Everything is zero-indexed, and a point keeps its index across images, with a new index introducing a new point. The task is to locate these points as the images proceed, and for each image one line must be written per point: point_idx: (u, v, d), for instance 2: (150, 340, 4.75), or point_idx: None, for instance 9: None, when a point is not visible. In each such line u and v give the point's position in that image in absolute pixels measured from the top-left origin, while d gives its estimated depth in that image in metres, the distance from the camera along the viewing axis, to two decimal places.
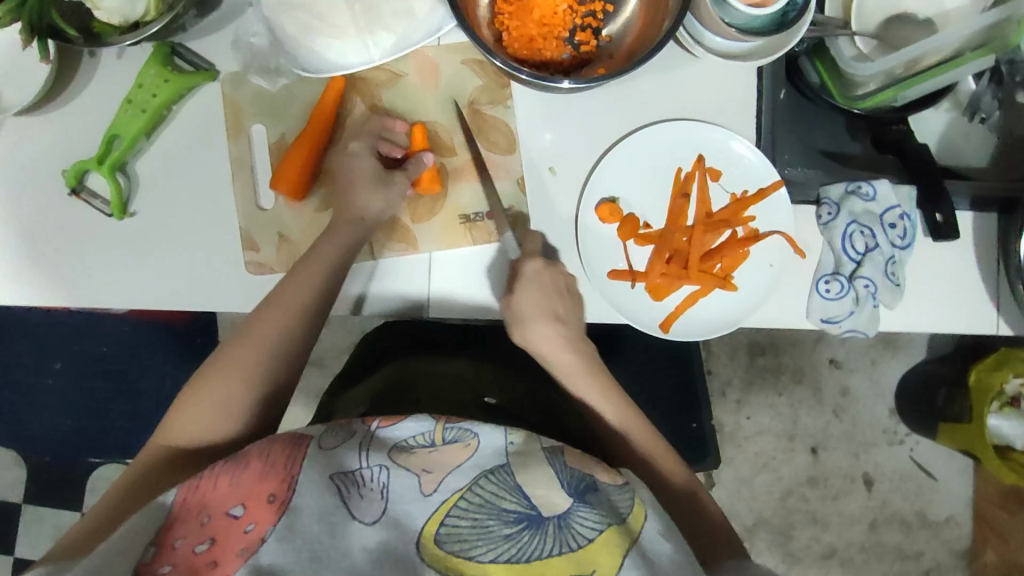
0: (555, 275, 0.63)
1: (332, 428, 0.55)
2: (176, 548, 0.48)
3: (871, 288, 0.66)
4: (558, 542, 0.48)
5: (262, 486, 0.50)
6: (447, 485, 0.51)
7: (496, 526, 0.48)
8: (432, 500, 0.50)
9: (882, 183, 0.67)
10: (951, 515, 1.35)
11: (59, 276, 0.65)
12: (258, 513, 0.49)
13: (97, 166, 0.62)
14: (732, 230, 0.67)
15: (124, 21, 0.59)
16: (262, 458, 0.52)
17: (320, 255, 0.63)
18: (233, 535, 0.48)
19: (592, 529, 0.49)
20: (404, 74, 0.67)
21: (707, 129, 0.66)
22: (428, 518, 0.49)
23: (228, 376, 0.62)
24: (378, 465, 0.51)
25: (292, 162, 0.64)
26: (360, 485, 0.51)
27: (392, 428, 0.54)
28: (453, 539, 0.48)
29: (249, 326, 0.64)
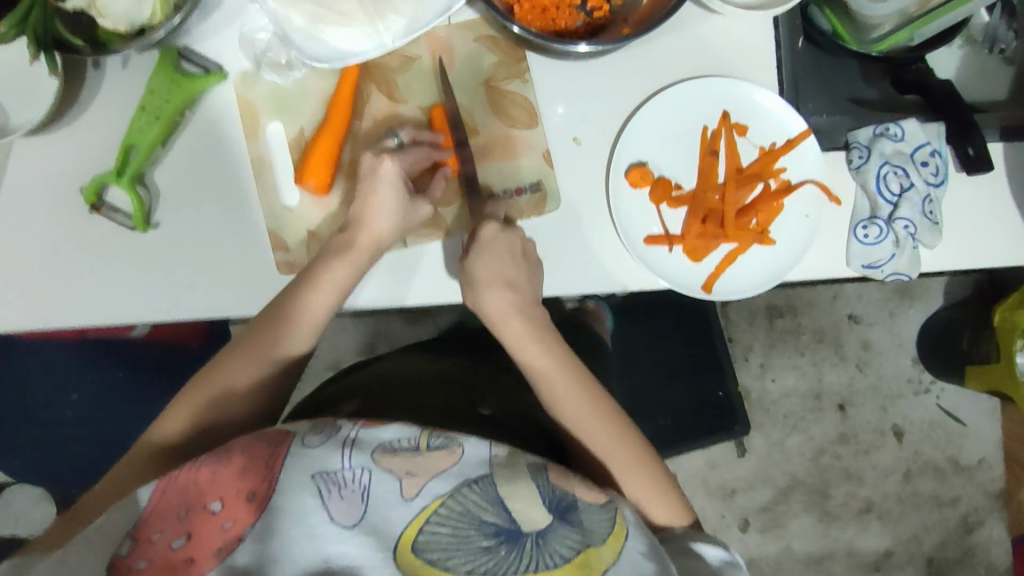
0: (510, 239, 0.62)
1: (316, 426, 0.55)
2: (153, 543, 0.49)
3: (911, 228, 0.65)
4: (533, 559, 0.49)
5: (240, 483, 0.50)
6: (429, 490, 0.51)
7: (474, 538, 0.49)
8: (412, 506, 0.50)
9: (910, 123, 0.67)
10: (982, 457, 1.35)
11: (86, 296, 0.64)
12: (236, 511, 0.50)
13: (116, 180, 0.61)
14: (764, 183, 0.66)
15: (131, 28, 0.58)
16: (243, 456, 0.52)
17: (323, 269, 0.61)
18: (210, 531, 0.49)
19: (568, 549, 0.50)
20: (417, 57, 0.66)
21: (729, 83, 0.65)
22: (406, 525, 0.49)
23: (233, 383, 0.60)
24: (360, 466, 0.52)
25: (317, 156, 0.62)
26: (341, 485, 0.51)
27: (379, 430, 0.55)
28: (431, 548, 0.49)
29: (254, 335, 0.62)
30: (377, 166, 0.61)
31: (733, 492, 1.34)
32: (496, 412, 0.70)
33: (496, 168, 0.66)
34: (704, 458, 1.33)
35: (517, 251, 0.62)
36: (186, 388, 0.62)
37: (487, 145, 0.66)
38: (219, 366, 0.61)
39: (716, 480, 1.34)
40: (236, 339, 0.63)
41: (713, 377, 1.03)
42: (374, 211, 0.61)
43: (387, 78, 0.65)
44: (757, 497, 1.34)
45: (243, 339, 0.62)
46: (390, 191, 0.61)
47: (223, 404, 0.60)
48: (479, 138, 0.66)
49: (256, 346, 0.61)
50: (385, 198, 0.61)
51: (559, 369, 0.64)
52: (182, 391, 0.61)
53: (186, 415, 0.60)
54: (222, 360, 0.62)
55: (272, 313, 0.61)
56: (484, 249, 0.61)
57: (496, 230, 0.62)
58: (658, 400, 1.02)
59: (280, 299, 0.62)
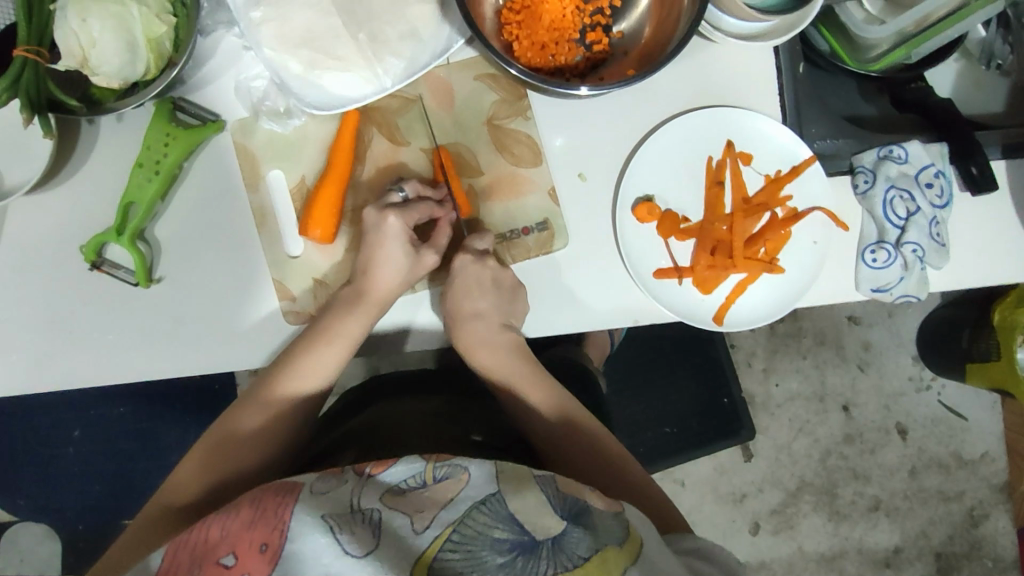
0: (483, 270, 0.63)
1: (324, 476, 0.56)
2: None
3: (919, 251, 0.65)
4: (552, 565, 0.49)
5: (252, 534, 0.51)
6: (440, 520, 0.52)
7: (489, 557, 0.49)
8: (424, 537, 0.50)
9: (913, 145, 0.67)
10: (986, 451, 1.36)
11: (91, 353, 0.63)
12: (249, 562, 0.49)
13: (116, 238, 0.60)
14: (771, 212, 0.66)
15: (123, 83, 0.56)
16: (254, 508, 0.53)
17: (334, 322, 0.62)
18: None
19: (585, 551, 0.50)
20: (417, 98, 0.65)
21: (733, 112, 0.65)
22: (422, 554, 0.50)
23: (243, 440, 0.61)
24: (371, 507, 0.53)
25: (321, 205, 0.61)
26: (353, 521, 0.51)
27: (385, 473, 0.56)
28: (448, 570, 0.49)
29: (259, 391, 0.62)
30: (382, 223, 0.61)
31: (742, 497, 1.34)
32: (487, 438, 0.70)
33: (501, 208, 0.66)
34: (712, 465, 1.34)
35: (484, 279, 0.63)
36: (193, 447, 0.62)
37: (492, 184, 0.65)
38: (226, 422, 0.62)
39: (724, 486, 1.34)
40: (244, 394, 0.63)
41: (717, 383, 1.04)
42: (383, 263, 0.61)
43: (387, 121, 0.64)
44: (766, 501, 1.35)
45: (251, 393, 0.62)
46: (397, 245, 0.61)
47: (229, 464, 0.60)
48: (482, 178, 0.65)
49: (264, 399, 0.62)
50: (393, 251, 0.61)
51: (539, 385, 0.66)
52: (188, 452, 0.61)
53: (195, 473, 0.59)
54: (230, 415, 0.62)
55: (278, 365, 0.62)
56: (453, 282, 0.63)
57: (468, 259, 0.63)
58: (665, 406, 1.02)
59: (286, 351, 0.62)
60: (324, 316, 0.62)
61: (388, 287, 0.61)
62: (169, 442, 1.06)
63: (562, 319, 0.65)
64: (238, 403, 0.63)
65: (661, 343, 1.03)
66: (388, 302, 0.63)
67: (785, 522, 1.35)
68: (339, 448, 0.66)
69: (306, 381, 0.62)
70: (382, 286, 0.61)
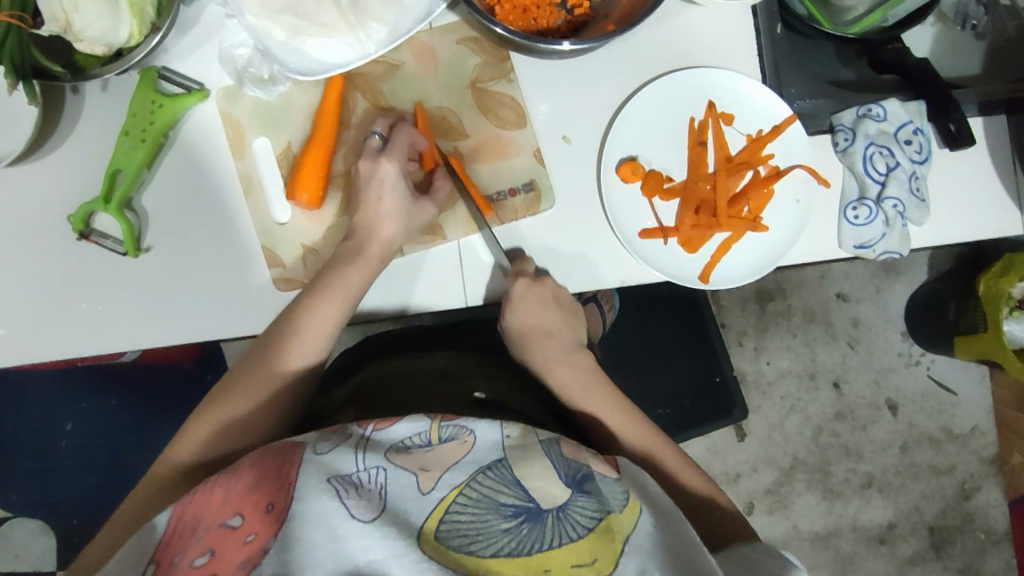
0: (543, 291, 0.63)
1: (324, 435, 0.57)
2: (175, 564, 0.47)
3: (900, 207, 0.66)
4: (557, 534, 0.50)
5: (256, 496, 0.51)
6: (446, 482, 0.53)
7: (495, 521, 0.50)
8: (432, 498, 0.51)
9: (891, 103, 0.68)
10: (975, 425, 1.37)
11: (79, 325, 0.63)
12: (257, 522, 0.49)
13: (104, 207, 0.60)
14: (754, 170, 0.67)
15: (107, 50, 0.56)
16: (258, 470, 0.53)
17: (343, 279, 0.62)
18: (232, 545, 0.48)
19: (589, 519, 0.52)
20: (401, 63, 0.66)
21: (712, 73, 0.66)
22: (427, 516, 0.50)
23: (251, 397, 0.61)
24: (375, 466, 0.53)
25: (309, 170, 0.62)
26: (359, 484, 0.52)
27: (390, 430, 0.58)
28: (454, 534, 0.49)
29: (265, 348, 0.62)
30: (377, 170, 0.62)
31: (736, 476, 1.35)
32: (490, 395, 0.72)
33: (488, 171, 0.66)
34: (705, 445, 1.34)
35: (547, 298, 0.64)
36: (195, 412, 0.61)
37: (477, 147, 0.66)
38: (229, 390, 0.61)
39: (718, 465, 1.35)
40: (244, 360, 0.63)
41: (709, 362, 1.04)
42: (384, 217, 0.62)
43: (372, 87, 0.65)
44: (760, 479, 1.35)
45: (252, 359, 0.62)
46: (394, 195, 0.62)
47: (238, 422, 0.60)
48: (467, 141, 0.66)
49: (267, 366, 0.61)
50: (393, 202, 0.62)
51: (567, 353, 0.70)
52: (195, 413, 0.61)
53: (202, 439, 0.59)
54: (232, 381, 0.62)
55: (279, 329, 0.62)
56: (519, 300, 0.63)
57: (529, 282, 0.63)
58: (659, 385, 1.03)
59: (285, 315, 0.62)
60: (326, 273, 0.62)
61: (389, 241, 0.62)
62: (162, 433, 1.05)
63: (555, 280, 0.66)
64: (239, 369, 0.62)
65: (663, 316, 1.05)
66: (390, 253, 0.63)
67: (778, 500, 1.35)
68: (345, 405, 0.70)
69: (308, 345, 0.62)
70: (383, 243, 0.62)
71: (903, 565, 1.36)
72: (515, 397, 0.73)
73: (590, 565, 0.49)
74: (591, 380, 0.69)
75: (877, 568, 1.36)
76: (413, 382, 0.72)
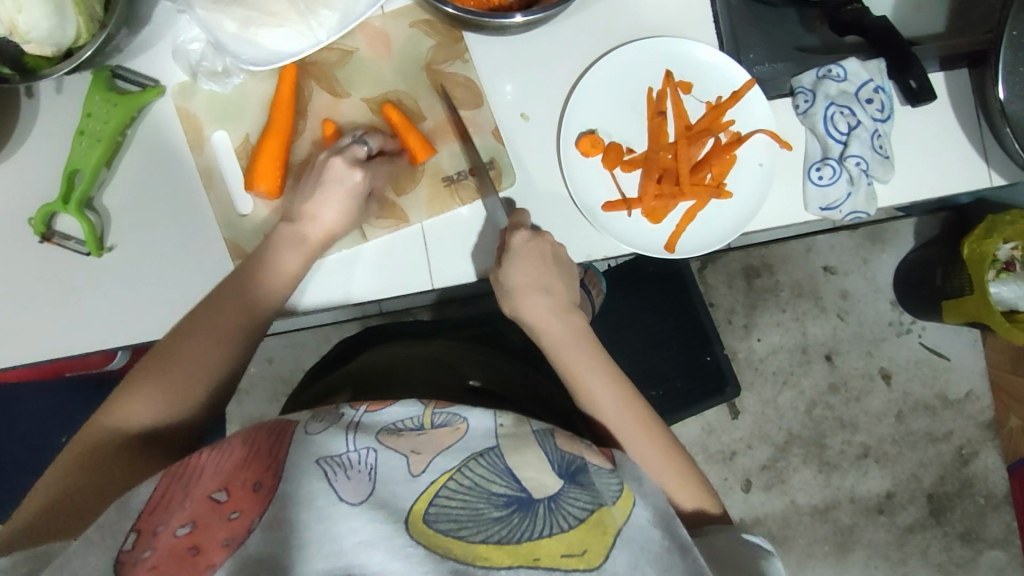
0: (542, 245, 0.62)
1: (318, 415, 0.57)
2: (157, 534, 0.46)
3: (863, 165, 0.65)
4: (548, 524, 0.49)
5: (245, 474, 0.50)
6: (436, 465, 0.51)
7: (485, 509, 0.49)
8: (421, 481, 0.50)
9: (851, 62, 0.67)
10: (969, 390, 1.37)
11: (49, 329, 0.63)
12: (243, 501, 0.48)
13: (63, 207, 0.60)
14: (715, 137, 0.66)
15: (57, 50, 0.57)
16: (248, 449, 0.52)
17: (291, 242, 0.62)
18: (216, 521, 0.47)
19: (581, 510, 0.51)
20: (355, 49, 0.66)
21: (668, 42, 0.66)
22: (415, 501, 0.49)
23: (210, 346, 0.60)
24: (366, 447, 0.53)
25: (265, 161, 0.62)
26: (348, 466, 0.51)
27: (381, 414, 0.57)
28: (442, 519, 0.48)
29: (224, 301, 0.61)
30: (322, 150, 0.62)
31: (732, 454, 1.35)
32: (485, 384, 0.73)
33: (449, 151, 0.66)
34: (699, 424, 1.34)
35: (547, 254, 0.62)
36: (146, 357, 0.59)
37: (436, 129, 0.66)
38: (175, 343, 0.59)
39: (714, 444, 1.35)
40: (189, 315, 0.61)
41: (700, 341, 1.04)
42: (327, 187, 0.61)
43: (327, 74, 0.65)
44: (756, 456, 1.35)
45: (200, 317, 0.60)
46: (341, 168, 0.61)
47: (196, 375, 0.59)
48: (426, 123, 0.66)
49: (220, 323, 0.60)
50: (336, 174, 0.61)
51: (569, 339, 0.66)
52: (145, 358, 0.59)
53: (154, 401, 0.58)
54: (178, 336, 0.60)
55: (234, 283, 0.61)
56: (511, 255, 0.61)
57: (524, 236, 0.61)
58: (649, 367, 1.02)
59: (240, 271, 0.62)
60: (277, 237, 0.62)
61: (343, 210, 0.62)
62: None
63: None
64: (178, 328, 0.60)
65: (659, 294, 1.05)
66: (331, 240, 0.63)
67: (775, 475, 1.35)
68: (341, 388, 0.71)
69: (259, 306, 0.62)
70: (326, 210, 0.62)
71: (903, 534, 1.36)
72: (507, 388, 0.74)
73: (580, 556, 0.48)
74: (576, 350, 0.66)
75: (877, 538, 1.35)
76: (408, 366, 0.73)
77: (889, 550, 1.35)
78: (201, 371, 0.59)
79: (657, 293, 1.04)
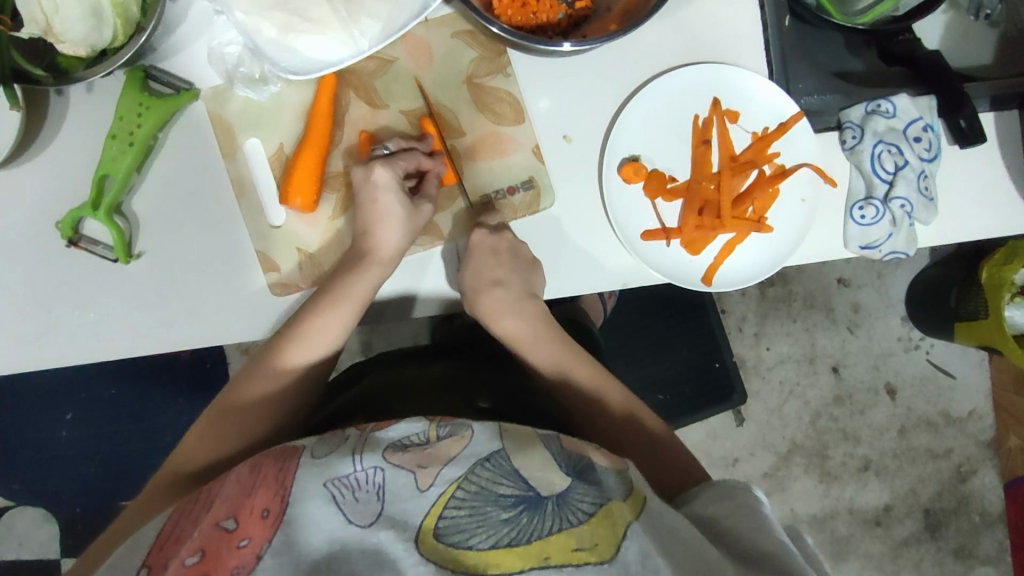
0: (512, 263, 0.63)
1: (324, 439, 0.57)
2: (168, 567, 0.47)
3: (907, 207, 0.64)
4: (558, 519, 0.49)
5: (252, 501, 0.51)
6: (443, 477, 0.52)
7: (494, 512, 0.49)
8: (428, 495, 0.50)
9: (902, 98, 0.65)
10: (973, 409, 1.37)
11: (71, 331, 0.62)
12: (251, 527, 0.49)
13: (93, 213, 0.58)
14: (759, 169, 0.65)
15: (91, 51, 0.55)
16: (254, 475, 0.53)
17: (349, 289, 0.61)
18: (225, 550, 0.47)
19: (590, 505, 0.50)
20: (395, 58, 0.64)
21: (717, 68, 0.64)
22: (425, 515, 0.49)
23: (263, 395, 0.62)
24: (372, 466, 0.53)
25: (301, 174, 0.60)
26: (355, 488, 0.51)
27: (388, 430, 0.57)
28: (452, 530, 0.48)
29: (276, 351, 0.62)
30: (371, 175, 0.61)
31: (735, 460, 1.36)
32: (494, 404, 0.71)
33: (485, 169, 0.65)
34: (704, 430, 1.35)
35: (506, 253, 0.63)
36: (210, 407, 0.62)
37: (475, 144, 0.65)
38: (235, 391, 0.62)
39: (717, 450, 1.35)
40: (249, 365, 0.63)
41: (709, 348, 1.03)
42: (382, 219, 0.61)
43: (365, 84, 0.63)
44: (758, 464, 1.36)
45: (256, 368, 0.62)
46: (391, 198, 0.61)
47: (247, 423, 0.61)
48: (464, 138, 0.65)
49: (273, 370, 0.62)
50: (390, 205, 0.61)
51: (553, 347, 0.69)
52: (210, 408, 0.62)
53: (208, 448, 0.60)
54: (238, 382, 0.63)
55: (284, 330, 0.62)
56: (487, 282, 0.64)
57: (483, 233, 0.62)
58: (658, 371, 1.02)
59: (291, 319, 0.62)
60: (333, 281, 0.62)
61: (393, 244, 0.62)
62: (159, 424, 1.06)
63: (571, 277, 0.65)
64: (240, 379, 0.63)
65: (672, 298, 1.03)
66: (395, 260, 0.63)
67: (775, 483, 1.36)
68: (350, 412, 0.69)
69: (310, 352, 0.63)
70: (385, 245, 0.62)
71: (897, 547, 1.37)
72: (519, 409, 0.72)
73: (591, 550, 0.47)
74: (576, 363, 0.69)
75: (871, 549, 1.37)
76: (418, 388, 0.72)
77: (882, 561, 1.37)
78: (258, 419, 0.61)
79: (668, 296, 1.03)
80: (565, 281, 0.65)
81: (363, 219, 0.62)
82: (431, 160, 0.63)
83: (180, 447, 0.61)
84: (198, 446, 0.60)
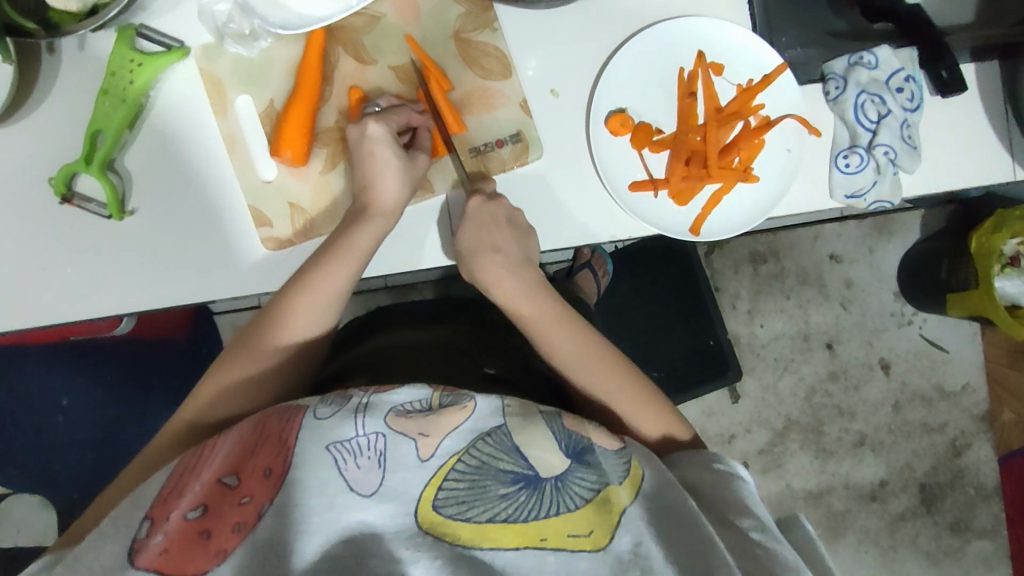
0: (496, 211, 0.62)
1: (327, 397, 0.54)
2: (170, 518, 0.47)
3: (891, 154, 0.66)
4: (555, 503, 0.49)
5: (256, 459, 0.51)
6: (444, 449, 0.50)
7: (493, 487, 0.49)
8: (430, 465, 0.49)
9: (884, 49, 0.65)
10: (966, 382, 1.38)
11: (65, 291, 0.62)
12: (253, 486, 0.49)
13: (85, 167, 0.59)
14: (744, 121, 0.66)
15: (82, 7, 0.56)
16: (258, 433, 0.53)
17: (353, 242, 0.62)
18: (227, 506, 0.48)
19: (588, 490, 0.50)
20: (383, 15, 0.64)
21: (701, 22, 0.65)
22: (424, 486, 0.49)
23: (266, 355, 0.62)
24: (375, 432, 0.50)
25: (292, 127, 0.61)
26: (357, 453, 0.50)
27: (391, 393, 0.53)
28: (451, 503, 0.48)
29: (280, 307, 0.62)
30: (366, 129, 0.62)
31: (731, 438, 1.36)
32: (501, 371, 0.72)
33: (476, 123, 0.66)
34: (700, 407, 1.35)
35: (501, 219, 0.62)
36: (212, 367, 0.63)
37: (464, 99, 0.65)
38: (238, 351, 0.63)
39: (713, 427, 1.36)
40: (253, 324, 0.64)
41: (703, 326, 1.02)
42: (378, 173, 0.62)
43: (353, 39, 0.64)
44: (754, 441, 1.37)
45: (259, 328, 0.63)
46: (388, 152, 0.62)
47: (250, 381, 0.62)
48: (454, 92, 0.65)
49: (277, 328, 0.63)
50: (384, 160, 0.62)
51: (544, 319, 0.66)
52: (214, 366, 0.62)
53: (212, 403, 0.60)
54: (235, 349, 0.63)
55: (289, 287, 0.63)
56: (469, 229, 0.62)
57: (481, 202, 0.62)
58: (653, 348, 1.01)
59: (294, 276, 0.63)
60: (336, 237, 0.63)
61: (393, 194, 0.62)
62: None
63: (561, 235, 0.66)
64: (243, 338, 0.63)
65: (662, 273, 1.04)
66: (397, 213, 0.63)
67: (771, 460, 1.37)
68: (350, 373, 0.69)
69: (313, 309, 0.63)
70: (384, 199, 0.62)
71: (894, 522, 1.38)
72: (523, 377, 0.73)
73: (587, 537, 0.48)
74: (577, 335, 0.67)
75: (868, 525, 1.37)
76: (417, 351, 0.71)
77: (880, 536, 1.37)
78: (261, 379, 0.62)
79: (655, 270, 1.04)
80: (555, 238, 0.66)
81: (357, 172, 0.63)
82: (422, 117, 0.64)
83: (185, 404, 0.61)
84: (202, 402, 0.60)
